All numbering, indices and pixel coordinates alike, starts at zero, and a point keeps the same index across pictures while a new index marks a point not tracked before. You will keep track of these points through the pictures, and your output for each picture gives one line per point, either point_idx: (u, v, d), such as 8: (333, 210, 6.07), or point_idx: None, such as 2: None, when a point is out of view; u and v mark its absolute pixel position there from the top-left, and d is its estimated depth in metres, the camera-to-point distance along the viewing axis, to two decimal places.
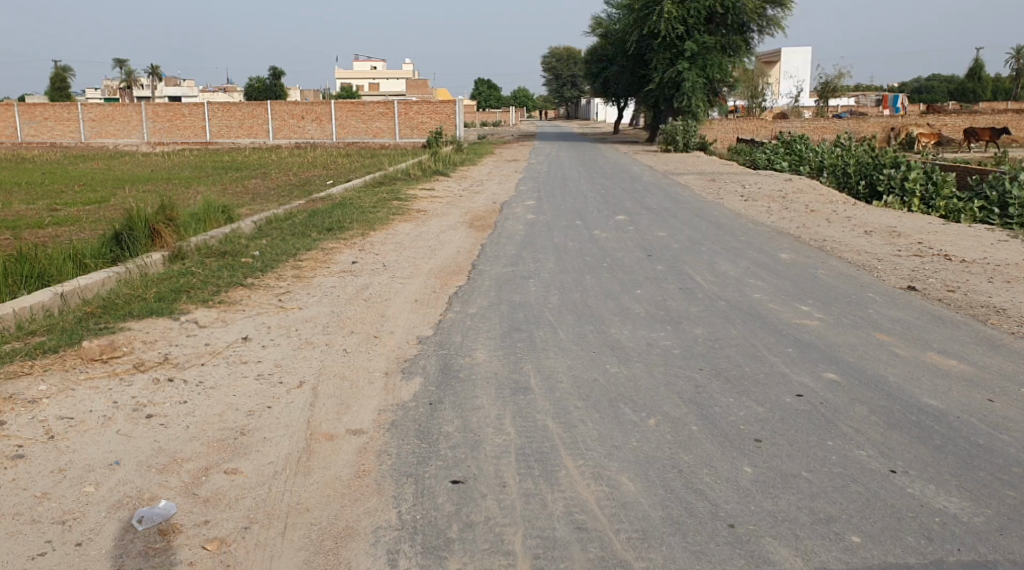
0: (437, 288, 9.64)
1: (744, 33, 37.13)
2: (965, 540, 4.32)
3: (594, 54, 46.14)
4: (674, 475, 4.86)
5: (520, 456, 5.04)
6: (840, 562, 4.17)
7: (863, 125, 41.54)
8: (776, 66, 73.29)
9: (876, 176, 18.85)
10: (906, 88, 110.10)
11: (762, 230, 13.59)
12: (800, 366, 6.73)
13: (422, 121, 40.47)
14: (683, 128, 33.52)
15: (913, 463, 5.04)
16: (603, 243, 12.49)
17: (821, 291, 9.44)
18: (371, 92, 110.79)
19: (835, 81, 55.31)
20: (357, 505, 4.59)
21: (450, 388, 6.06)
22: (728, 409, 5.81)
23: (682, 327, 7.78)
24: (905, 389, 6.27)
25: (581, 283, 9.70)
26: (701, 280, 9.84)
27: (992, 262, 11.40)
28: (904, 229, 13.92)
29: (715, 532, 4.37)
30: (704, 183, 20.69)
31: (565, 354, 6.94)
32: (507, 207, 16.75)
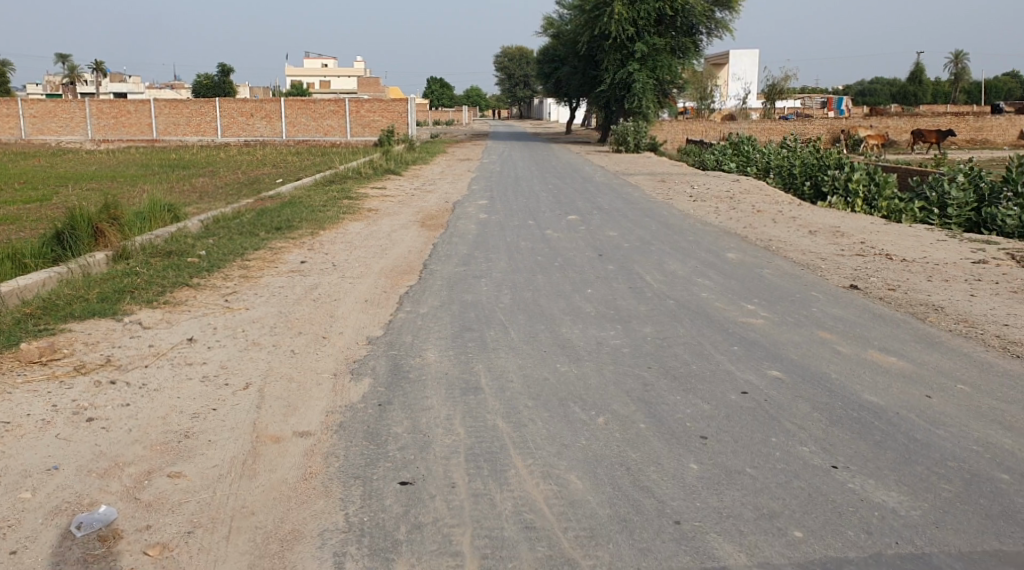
0: (387, 288, 9.59)
1: (693, 35, 37.47)
2: (904, 534, 4.40)
3: (546, 55, 46.28)
4: (622, 474, 4.88)
5: (469, 456, 5.03)
6: (784, 557, 4.22)
7: (808, 126, 42.22)
8: (724, 68, 74.26)
9: (821, 177, 19.16)
10: (851, 91, 112.17)
11: (710, 230, 13.73)
12: (745, 364, 6.81)
13: (373, 119, 40.39)
14: (634, 129, 33.78)
15: (854, 458, 5.12)
16: (554, 242, 12.53)
17: (767, 290, 9.56)
18: (321, 90, 109.90)
19: (782, 83, 56.43)
20: (303, 508, 4.54)
21: (398, 388, 6.03)
22: (675, 407, 5.85)
23: (631, 326, 7.82)
24: (847, 386, 6.38)
25: (531, 282, 9.71)
26: (650, 279, 9.91)
27: (932, 261, 11.65)
28: (848, 229, 14.16)
29: (662, 529, 4.40)
30: (654, 183, 20.86)
31: (514, 354, 6.94)
32: (459, 207, 16.71)
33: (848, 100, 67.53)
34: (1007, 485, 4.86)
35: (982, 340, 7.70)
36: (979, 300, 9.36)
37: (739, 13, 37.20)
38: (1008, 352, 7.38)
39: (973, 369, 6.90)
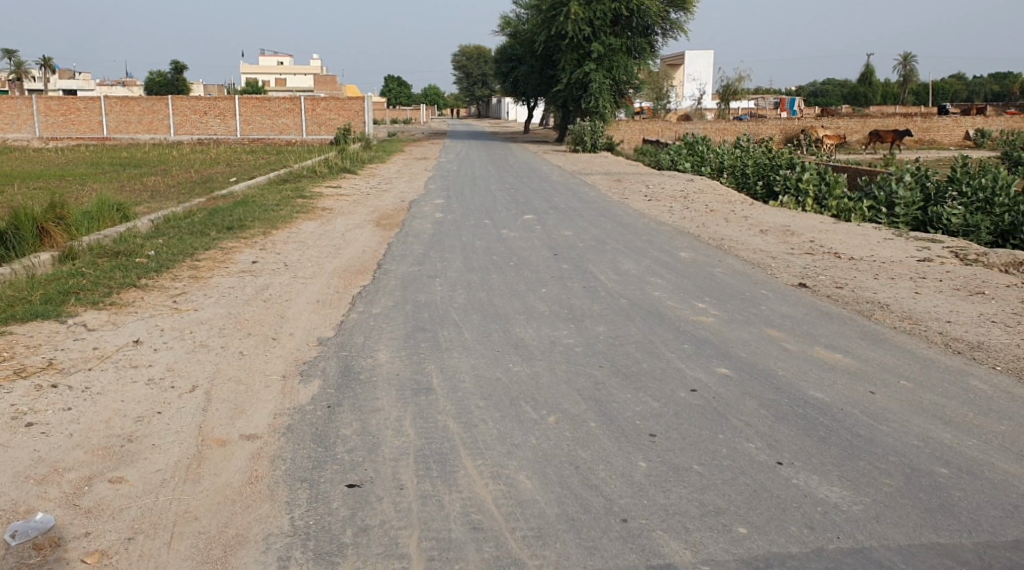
0: (339, 288, 9.53)
1: (649, 35, 37.71)
2: (845, 529, 4.46)
3: (503, 54, 46.30)
4: (571, 473, 4.89)
5: (418, 458, 5.01)
6: (727, 554, 4.25)
7: (762, 127, 42.51)
8: (679, 69, 74.93)
9: (773, 177, 19.38)
10: (803, 91, 113.76)
11: (664, 229, 13.82)
12: (695, 362, 6.86)
13: (330, 118, 40.10)
14: (591, 128, 33.93)
15: (798, 454, 5.18)
16: (509, 242, 12.52)
17: (717, 288, 9.65)
18: (277, 88, 108.91)
19: (735, 84, 57.57)
20: (247, 512, 4.49)
21: (349, 390, 5.98)
22: (625, 405, 5.87)
23: (583, 325, 7.84)
24: (793, 383, 6.45)
25: (486, 282, 9.70)
26: (604, 279, 9.93)
27: (879, 260, 11.83)
28: (798, 228, 14.33)
29: (609, 528, 4.41)
30: (610, 182, 20.95)
31: (467, 354, 6.93)
32: (415, 206, 16.65)
33: (801, 101, 68.53)
34: (945, 479, 4.96)
35: (925, 337, 7.84)
36: (923, 298, 9.53)
37: (694, 14, 37.53)
38: (950, 349, 7.52)
39: (916, 365, 7.02)
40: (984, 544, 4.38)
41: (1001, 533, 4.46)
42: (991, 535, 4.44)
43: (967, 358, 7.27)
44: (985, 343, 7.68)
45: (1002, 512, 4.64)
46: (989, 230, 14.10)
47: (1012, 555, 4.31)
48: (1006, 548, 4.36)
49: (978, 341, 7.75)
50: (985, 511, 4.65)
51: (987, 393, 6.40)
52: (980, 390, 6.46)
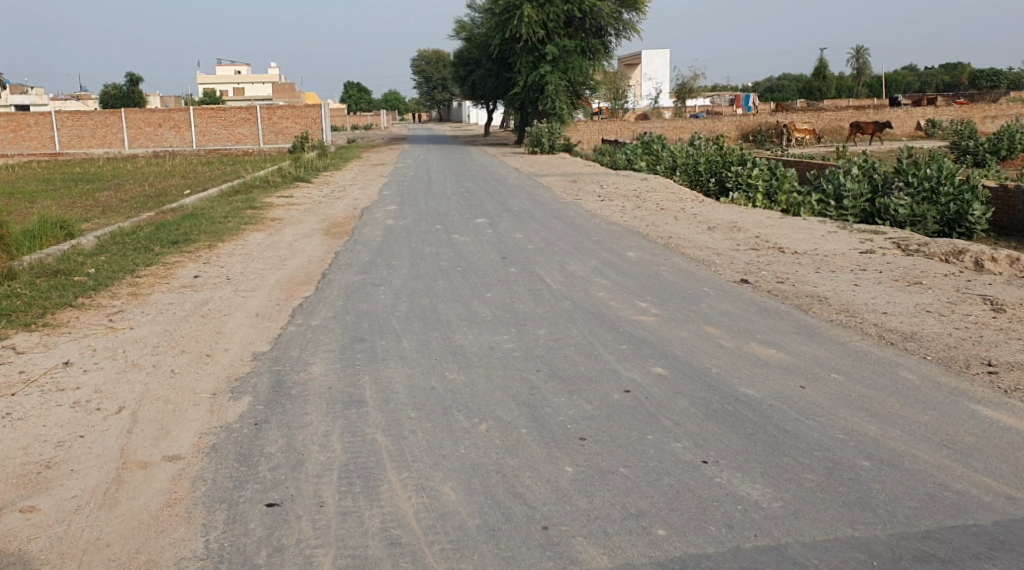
0: (281, 300, 9.46)
1: (602, 36, 37.87)
2: (762, 526, 4.56)
3: (460, 58, 46.27)
4: (496, 481, 4.91)
5: (342, 473, 4.99)
6: (645, 557, 4.31)
7: (717, 123, 42.58)
8: (637, 69, 75.33)
9: (725, 173, 19.46)
10: (760, 87, 114.93)
11: (614, 229, 13.86)
12: (631, 362, 6.89)
13: (286, 126, 39.69)
14: (548, 130, 33.99)
15: (723, 453, 5.29)
16: (459, 246, 12.49)
17: (661, 287, 9.71)
18: (233, 96, 107.89)
19: (692, 82, 58.13)
20: (162, 536, 4.45)
21: (279, 406, 5.94)
22: (558, 409, 5.89)
23: (524, 329, 7.85)
24: (726, 379, 6.52)
25: (431, 289, 9.67)
26: (550, 281, 9.95)
27: (822, 253, 11.95)
28: (745, 224, 14.42)
29: (529, 536, 4.44)
30: (564, 184, 21.01)
31: (403, 363, 6.91)
32: (368, 213, 16.55)
33: (756, 96, 69.56)
34: (866, 471, 5.12)
35: (860, 329, 7.94)
36: (862, 289, 9.66)
37: (646, 14, 37.80)
38: (883, 340, 7.64)
39: (848, 357, 7.12)
40: (896, 535, 4.53)
41: (915, 524, 4.62)
42: (904, 526, 4.59)
43: (899, 349, 7.38)
44: (919, 332, 7.81)
45: (918, 503, 4.80)
46: (935, 220, 14.47)
47: (923, 546, 4.45)
48: (918, 539, 4.51)
49: (912, 331, 7.86)
50: (901, 502, 4.80)
51: (914, 383, 6.52)
52: (908, 380, 6.58)
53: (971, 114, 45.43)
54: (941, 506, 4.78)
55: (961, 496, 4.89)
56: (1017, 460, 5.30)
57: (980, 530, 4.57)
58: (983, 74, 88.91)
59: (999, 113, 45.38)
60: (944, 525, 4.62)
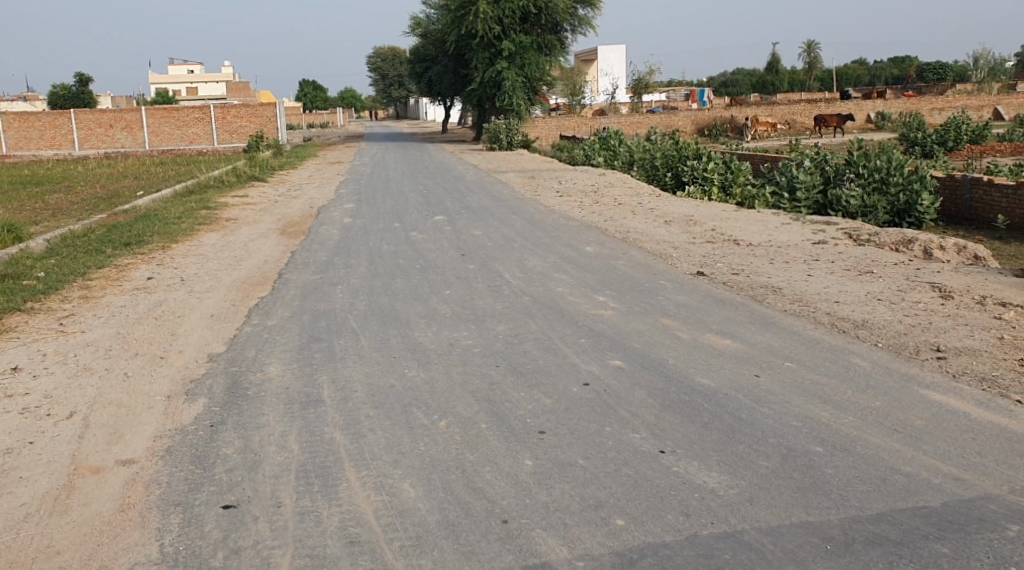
0: (237, 301, 9.35)
1: (558, 32, 37.90)
2: (718, 514, 4.64)
3: (416, 55, 46.11)
4: (456, 476, 4.90)
5: (301, 473, 4.95)
6: (604, 547, 4.34)
7: (673, 119, 42.80)
8: (593, 65, 75.56)
9: (680, 167, 19.51)
10: (714, 82, 115.94)
11: (572, 224, 13.89)
12: (590, 355, 6.91)
13: (240, 125, 39.33)
14: (506, 127, 33.99)
15: (680, 442, 5.37)
16: (419, 244, 12.45)
17: (618, 281, 9.74)
18: (186, 96, 106.39)
19: (648, 77, 58.47)
20: (115, 542, 4.38)
21: (235, 407, 5.87)
22: (519, 403, 5.90)
23: (484, 325, 7.83)
24: (683, 370, 6.57)
25: (389, 287, 9.62)
26: (510, 276, 9.96)
27: (775, 245, 12.07)
28: (700, 218, 14.49)
29: (489, 530, 4.44)
30: (523, 179, 21.00)
31: (362, 361, 6.86)
32: (325, 212, 16.41)
33: (710, 91, 70.20)
34: (820, 457, 5.24)
35: (813, 318, 8.05)
36: (815, 279, 9.77)
37: (601, 10, 37.94)
38: (835, 328, 7.74)
39: (801, 346, 7.21)
40: (849, 519, 4.63)
41: (867, 507, 4.73)
42: (858, 510, 4.70)
43: (851, 337, 7.48)
44: (870, 320, 7.93)
45: (870, 486, 4.93)
46: (886, 210, 14.69)
47: (876, 528, 4.55)
48: (870, 522, 4.60)
49: (862, 318, 7.98)
50: (854, 486, 4.93)
51: (865, 369, 6.64)
52: (859, 366, 6.70)
53: (919, 106, 46.33)
54: (893, 489, 4.91)
55: (911, 478, 5.02)
56: (964, 442, 5.44)
57: (929, 511, 4.70)
58: (930, 67, 90.56)
59: (945, 105, 46.35)
60: (895, 507, 4.74)
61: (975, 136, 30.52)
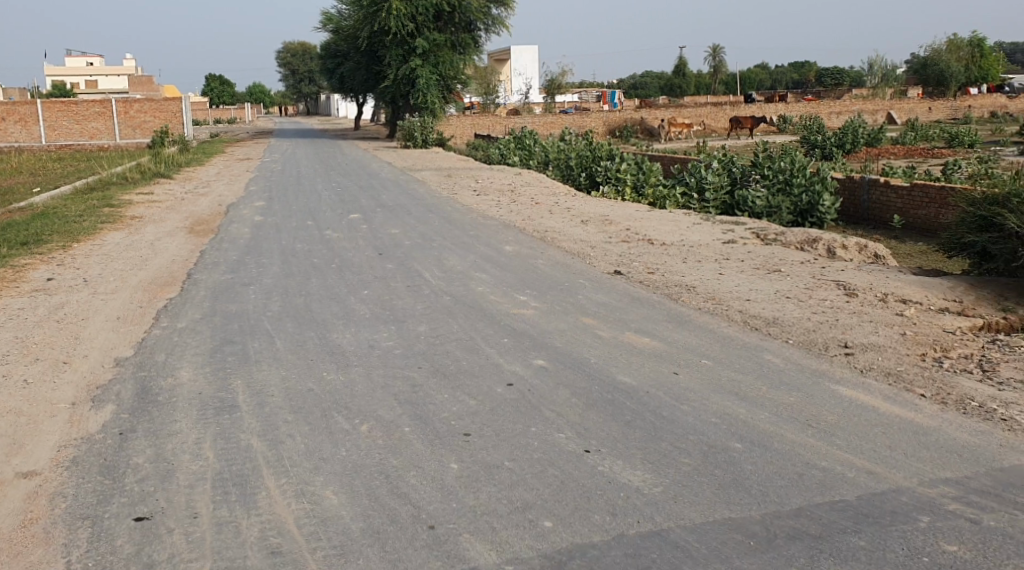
0: (144, 303, 9.02)
1: (471, 30, 37.79)
2: (644, 512, 4.63)
3: (328, 51, 45.53)
4: (380, 482, 4.78)
5: (217, 482, 4.76)
6: (532, 550, 4.28)
7: (585, 120, 43.09)
8: (506, 65, 75.71)
9: (594, 167, 19.59)
10: (624, 84, 117.51)
11: (489, 223, 13.81)
12: (513, 355, 6.86)
13: (144, 120, 38.30)
14: (421, 124, 33.73)
15: (605, 441, 5.35)
16: (334, 243, 12.21)
17: (537, 280, 9.70)
18: (85, 89, 102.96)
19: (560, 78, 58.89)
20: (17, 561, 4.13)
21: (145, 414, 5.63)
22: (441, 405, 5.80)
23: (404, 325, 7.70)
24: (604, 369, 6.57)
25: (304, 287, 9.40)
26: (428, 276, 9.84)
27: (688, 244, 12.22)
28: (616, 217, 14.58)
29: (416, 537, 4.34)
30: (439, 178, 20.84)
31: (278, 365, 6.66)
32: (235, 210, 15.98)
33: (621, 93, 71.12)
34: (739, 453, 5.28)
35: (726, 316, 8.14)
36: (727, 278, 9.91)
37: (514, 10, 37.96)
38: (748, 326, 7.84)
39: (716, 343, 7.28)
40: (770, 514, 4.67)
41: (787, 501, 4.79)
42: (777, 505, 4.75)
43: (764, 334, 7.59)
44: (780, 317, 8.07)
45: (788, 482, 4.98)
46: (790, 210, 15.04)
47: (797, 523, 4.60)
48: (790, 516, 4.65)
49: (773, 316, 8.11)
50: (773, 482, 4.98)
51: (777, 365, 6.75)
52: (773, 363, 6.79)
53: (818, 110, 47.63)
54: (810, 483, 4.98)
55: (827, 473, 5.10)
56: (876, 436, 5.55)
57: (845, 505, 4.77)
58: (830, 73, 93.51)
59: (842, 110, 47.74)
60: (813, 502, 4.80)
61: (871, 139, 31.55)
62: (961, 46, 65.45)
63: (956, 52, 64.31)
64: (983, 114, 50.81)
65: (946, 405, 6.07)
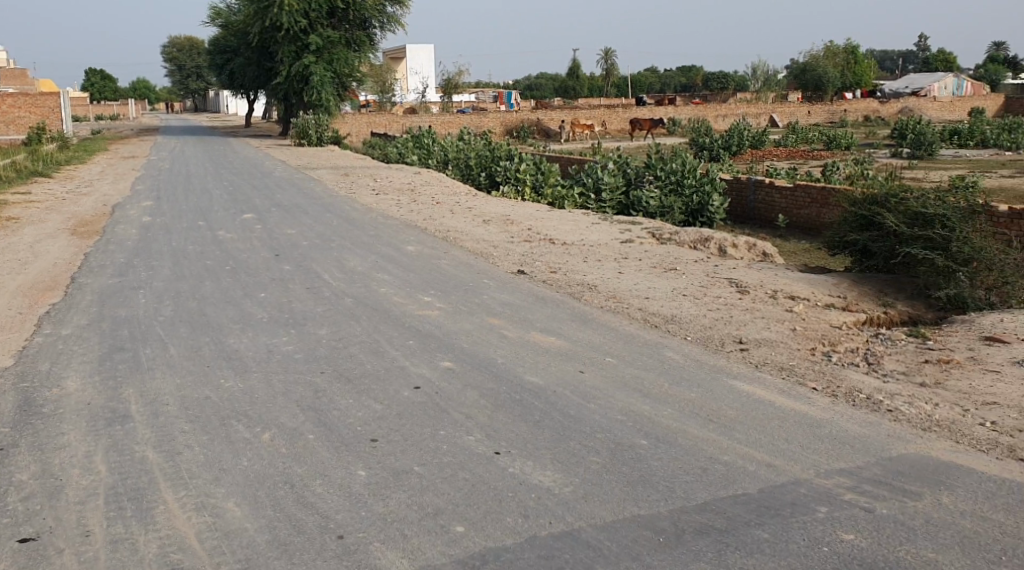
0: (24, 308, 8.55)
1: (366, 28, 37.36)
2: (555, 512, 4.59)
3: (217, 46, 44.35)
4: (284, 492, 4.61)
5: (110, 498, 4.51)
6: (444, 555, 4.18)
7: (482, 120, 43.00)
8: (402, 63, 75.21)
9: (493, 167, 19.55)
10: (518, 85, 118.29)
11: (390, 223, 13.62)
12: (419, 357, 6.73)
13: (19, 116, 36.52)
14: (315, 122, 33.14)
15: (514, 442, 5.29)
16: (228, 244, 11.84)
17: (439, 280, 9.58)
18: None
19: (457, 78, 58.83)
20: None
21: (30, 427, 5.31)
22: (346, 410, 5.64)
23: (304, 329, 7.49)
24: (510, 369, 6.51)
25: (197, 290, 9.07)
26: (329, 277, 9.62)
27: (588, 243, 12.29)
28: (518, 217, 14.57)
29: (324, 547, 4.19)
30: (336, 177, 20.48)
31: (173, 372, 6.38)
32: (121, 210, 15.35)
33: (518, 95, 71.64)
34: (645, 450, 5.29)
35: (628, 314, 8.18)
36: (626, 276, 9.99)
37: (409, 8, 37.68)
38: (648, 323, 7.91)
39: (619, 341, 7.32)
40: (678, 510, 4.68)
41: (693, 497, 4.81)
42: (685, 501, 4.77)
43: (663, 331, 7.67)
44: (678, 314, 8.16)
45: (694, 477, 5.02)
46: (681, 210, 15.34)
47: (705, 518, 4.62)
48: (697, 511, 4.68)
49: (672, 314, 8.19)
50: (680, 477, 5.00)
51: (679, 362, 6.81)
52: (674, 360, 6.85)
53: (706, 113, 48.77)
54: (714, 478, 5.02)
55: (730, 467, 5.15)
56: (773, 430, 5.64)
57: (748, 498, 4.82)
58: (716, 77, 96.21)
59: (728, 112, 48.97)
60: (718, 496, 4.83)
61: (755, 141, 32.44)
62: (837, 54, 68.07)
63: (833, 59, 67.02)
64: (857, 118, 52.93)
65: (836, 397, 6.23)
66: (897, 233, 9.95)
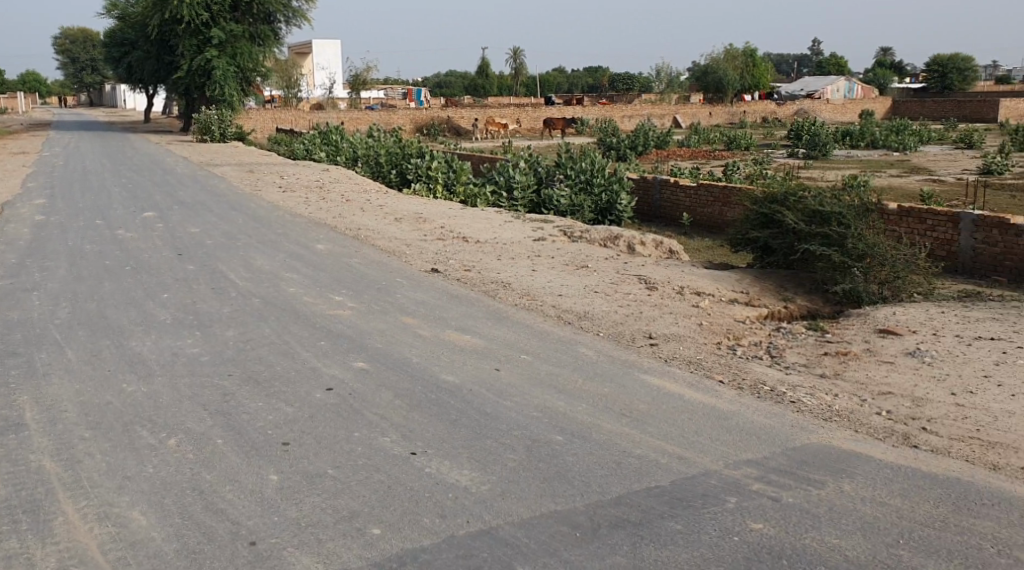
0: None
1: (271, 22, 36.64)
2: (473, 511, 4.55)
3: (114, 39, 42.93)
4: (192, 499, 4.47)
5: (4, 511, 4.29)
6: (360, 558, 4.11)
7: (391, 116, 42.58)
8: (308, 59, 74.12)
9: (403, 165, 19.38)
10: (426, 83, 117.83)
11: (298, 221, 13.37)
12: (331, 358, 6.61)
13: None
14: (218, 118, 32.35)
15: (430, 441, 5.23)
16: (129, 243, 11.45)
17: (349, 279, 9.43)
18: None
19: (365, 74, 58.25)
20: None
21: None
22: (256, 413, 5.50)
23: (211, 331, 7.28)
24: (424, 368, 6.45)
25: (95, 292, 8.73)
26: (235, 277, 9.37)
27: (500, 242, 12.28)
28: (429, 215, 14.48)
29: (235, 554, 4.07)
30: (241, 174, 20.01)
31: (72, 377, 6.12)
32: (12, 208, 14.69)
33: (426, 93, 71.35)
34: (560, 446, 5.29)
35: (541, 312, 8.19)
36: (539, 274, 10.01)
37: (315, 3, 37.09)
38: (561, 320, 7.94)
39: (533, 338, 7.32)
40: (594, 505, 4.70)
41: (608, 491, 4.84)
42: (601, 495, 4.79)
43: (575, 328, 7.71)
44: (591, 311, 8.21)
45: (608, 471, 5.04)
46: (591, 209, 15.55)
47: (620, 511, 4.65)
48: (612, 506, 4.70)
49: (584, 311, 8.24)
50: (594, 472, 5.02)
51: (592, 358, 6.84)
52: (587, 356, 6.88)
53: (612, 114, 49.34)
54: (628, 472, 5.05)
55: (644, 461, 5.19)
56: (683, 423, 5.72)
57: (661, 491, 4.87)
58: (622, 78, 97.62)
59: (634, 113, 49.63)
60: (632, 489, 4.87)
61: (660, 141, 32.96)
62: (737, 56, 69.86)
63: (733, 61, 68.88)
64: (757, 120, 54.29)
65: (742, 390, 6.35)
66: (797, 230, 10.19)
